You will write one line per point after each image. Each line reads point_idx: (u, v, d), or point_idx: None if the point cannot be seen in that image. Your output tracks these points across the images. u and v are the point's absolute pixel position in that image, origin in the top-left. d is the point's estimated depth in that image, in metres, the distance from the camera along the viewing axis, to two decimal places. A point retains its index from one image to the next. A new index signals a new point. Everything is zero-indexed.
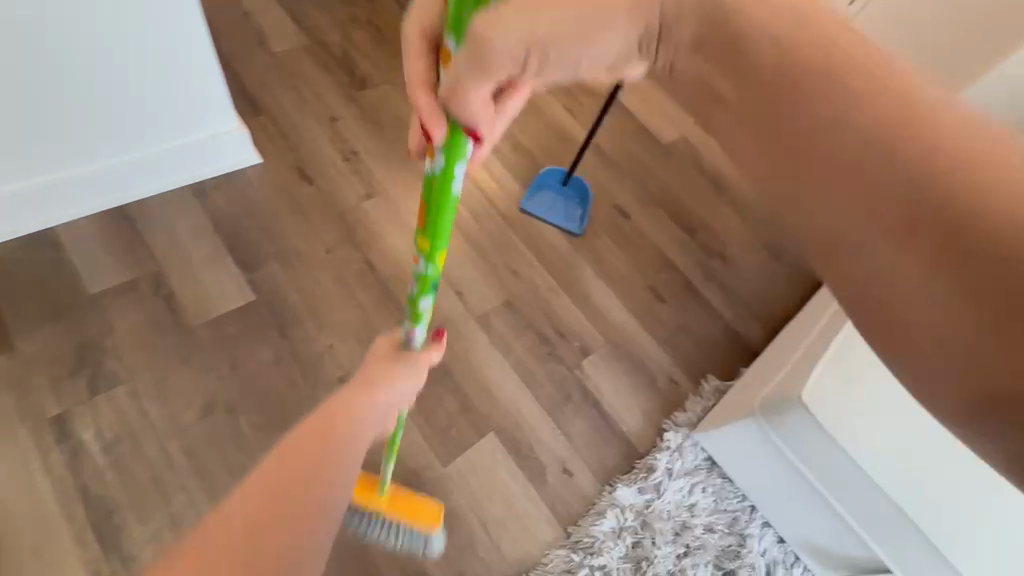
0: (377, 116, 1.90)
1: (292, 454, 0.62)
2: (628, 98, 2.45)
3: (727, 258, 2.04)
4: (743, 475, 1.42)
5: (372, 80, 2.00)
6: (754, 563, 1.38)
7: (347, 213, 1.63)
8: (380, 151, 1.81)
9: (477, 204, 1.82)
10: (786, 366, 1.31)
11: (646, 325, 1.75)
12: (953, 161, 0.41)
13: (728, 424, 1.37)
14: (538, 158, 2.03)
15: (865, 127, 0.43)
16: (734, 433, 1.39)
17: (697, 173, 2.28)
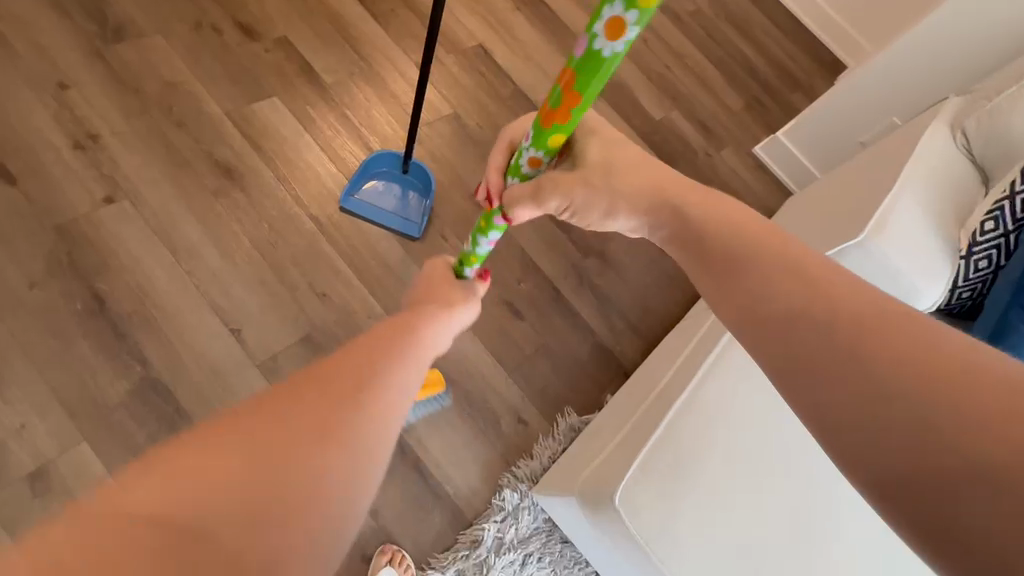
0: (136, 81, 1.41)
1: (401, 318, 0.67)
2: (505, 54, 2.01)
3: (605, 258, 1.75)
4: (580, 544, 1.20)
5: (137, 28, 1.48)
6: None
7: (70, 226, 1.19)
8: (135, 133, 1.35)
9: (277, 204, 1.41)
10: (613, 440, 1.07)
11: (495, 351, 1.45)
12: (768, 260, 0.62)
13: (557, 496, 1.12)
14: (372, 139, 1.63)
15: (761, 254, 0.62)
16: (563, 503, 1.15)
17: None
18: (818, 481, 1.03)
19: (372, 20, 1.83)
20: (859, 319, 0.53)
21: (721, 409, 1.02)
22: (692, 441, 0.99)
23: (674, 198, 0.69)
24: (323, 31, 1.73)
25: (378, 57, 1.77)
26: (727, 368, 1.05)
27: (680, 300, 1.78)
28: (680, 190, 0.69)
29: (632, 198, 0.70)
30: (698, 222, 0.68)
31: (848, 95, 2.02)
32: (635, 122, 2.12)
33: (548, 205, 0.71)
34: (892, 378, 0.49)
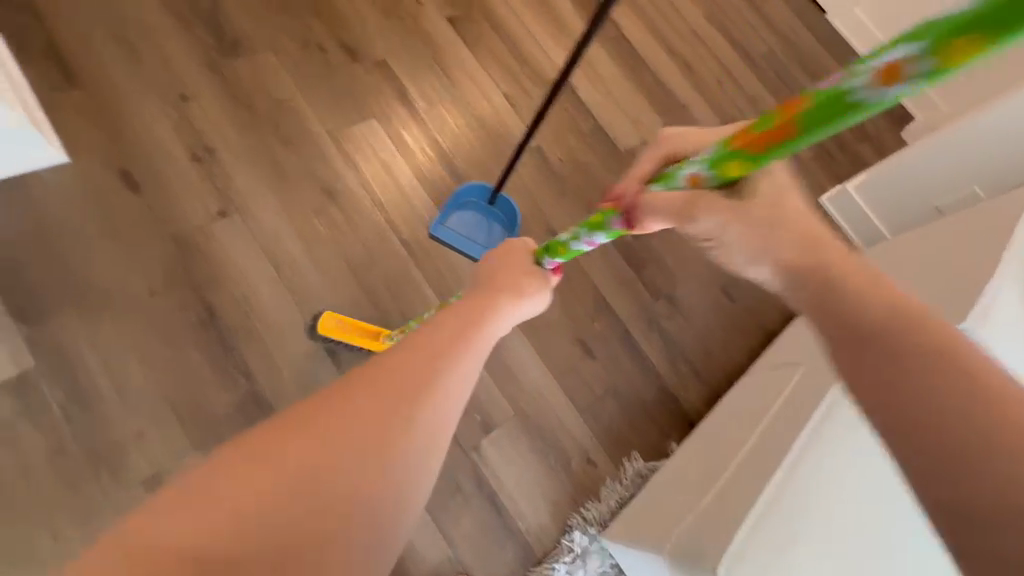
0: (249, 97, 1.46)
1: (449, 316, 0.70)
2: (585, 88, 2.05)
3: (674, 302, 1.76)
4: None
5: (250, 44, 1.53)
6: None
7: (187, 237, 1.24)
8: (247, 149, 1.39)
9: (372, 226, 1.45)
10: (699, 506, 1.10)
11: (568, 390, 1.48)
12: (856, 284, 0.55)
13: (636, 550, 1.17)
14: (460, 167, 1.66)
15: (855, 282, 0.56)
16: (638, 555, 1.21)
17: None
18: (904, 561, 1.04)
19: (463, 47, 1.88)
20: (949, 359, 0.48)
21: (817, 486, 1.04)
22: (788, 526, 0.99)
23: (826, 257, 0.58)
24: (419, 56, 1.78)
25: (468, 85, 1.81)
26: (820, 444, 1.07)
27: (744, 349, 1.79)
28: (833, 251, 0.58)
29: (784, 241, 0.60)
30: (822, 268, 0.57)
31: (921, 162, 2.04)
32: None
33: (692, 226, 0.64)
34: (1011, 457, 0.43)
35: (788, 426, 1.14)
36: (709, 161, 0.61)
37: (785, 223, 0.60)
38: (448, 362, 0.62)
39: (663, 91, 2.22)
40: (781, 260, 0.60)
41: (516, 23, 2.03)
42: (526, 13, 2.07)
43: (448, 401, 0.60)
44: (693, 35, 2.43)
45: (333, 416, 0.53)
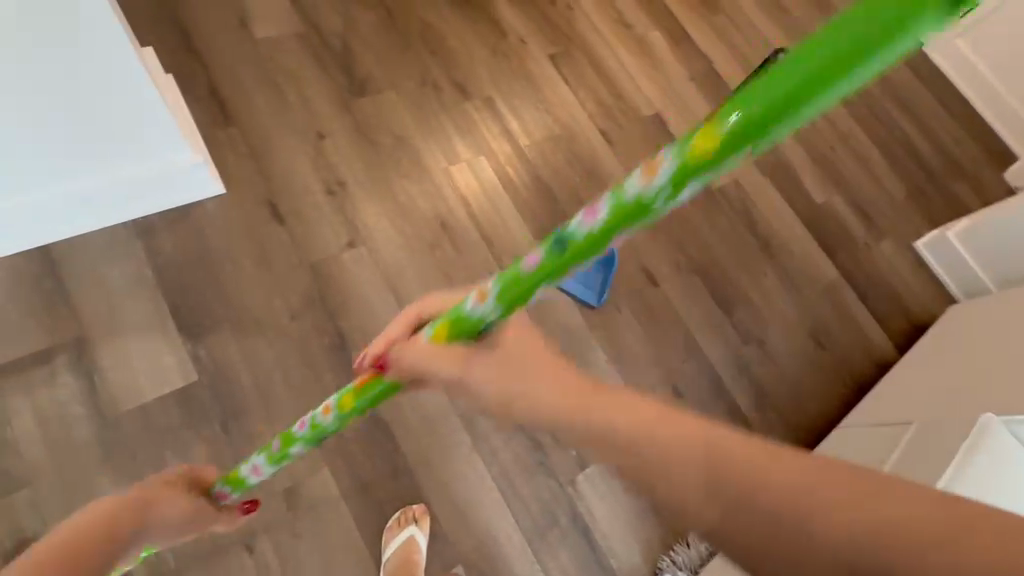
0: (373, 133, 1.58)
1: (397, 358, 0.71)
2: (678, 124, 2.06)
3: (764, 345, 1.75)
4: None
5: (374, 83, 1.65)
6: None
7: (322, 266, 1.36)
8: (372, 183, 1.51)
9: (481, 260, 1.53)
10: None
11: None
12: (762, 489, 0.47)
13: None
14: (559, 202, 1.72)
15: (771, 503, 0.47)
16: None
17: (744, 231, 1.94)
18: None
19: (563, 84, 1.94)
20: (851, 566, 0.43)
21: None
22: None
23: (750, 472, 0.48)
24: (523, 93, 1.85)
25: (566, 121, 1.87)
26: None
27: (833, 400, 1.75)
28: (754, 458, 0.49)
29: (610, 422, 0.56)
30: (738, 472, 0.49)
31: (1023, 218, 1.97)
32: (798, 204, 2.08)
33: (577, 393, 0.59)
34: None
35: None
36: (638, 201, 0.46)
37: (612, 397, 0.57)
38: None
39: None
40: (628, 424, 0.55)
41: (612, 60, 2.08)
42: (621, 50, 2.12)
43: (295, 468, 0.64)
44: None
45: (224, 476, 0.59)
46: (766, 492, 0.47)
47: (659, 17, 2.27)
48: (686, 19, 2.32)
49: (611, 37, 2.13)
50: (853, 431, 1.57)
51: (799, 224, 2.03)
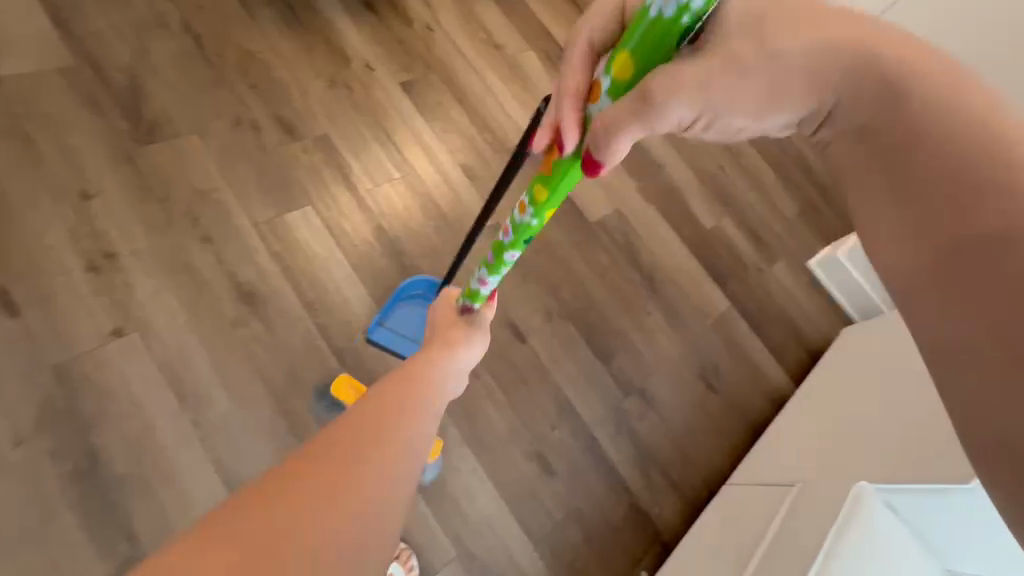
0: (162, 187, 1.31)
1: (364, 422, 0.53)
2: None
3: (647, 396, 1.59)
4: None
5: (168, 125, 1.38)
6: None
7: (72, 367, 1.09)
8: (155, 250, 1.24)
9: (300, 335, 1.28)
10: None
11: (522, 518, 1.31)
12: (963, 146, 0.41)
13: None
14: (406, 253, 1.49)
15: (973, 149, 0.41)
16: None
17: (628, 264, 1.77)
18: None
19: (417, 114, 1.73)
20: (960, 164, 0.41)
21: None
22: None
23: (863, 45, 0.47)
24: (366, 127, 1.62)
25: (419, 157, 1.66)
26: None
27: (725, 450, 1.62)
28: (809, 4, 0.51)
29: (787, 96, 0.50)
30: (885, 72, 0.46)
31: None
32: (686, 229, 1.93)
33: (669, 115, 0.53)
34: None
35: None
36: (658, 21, 0.52)
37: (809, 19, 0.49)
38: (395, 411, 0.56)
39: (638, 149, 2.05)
40: (806, 100, 0.50)
41: (477, 85, 1.89)
42: (488, 73, 1.94)
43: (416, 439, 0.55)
44: None
45: (294, 496, 0.41)
46: (922, 156, 0.43)
47: (532, 35, 2.10)
48: (563, 36, 2.16)
49: (477, 60, 1.94)
50: (733, 495, 1.40)
51: (687, 253, 1.88)
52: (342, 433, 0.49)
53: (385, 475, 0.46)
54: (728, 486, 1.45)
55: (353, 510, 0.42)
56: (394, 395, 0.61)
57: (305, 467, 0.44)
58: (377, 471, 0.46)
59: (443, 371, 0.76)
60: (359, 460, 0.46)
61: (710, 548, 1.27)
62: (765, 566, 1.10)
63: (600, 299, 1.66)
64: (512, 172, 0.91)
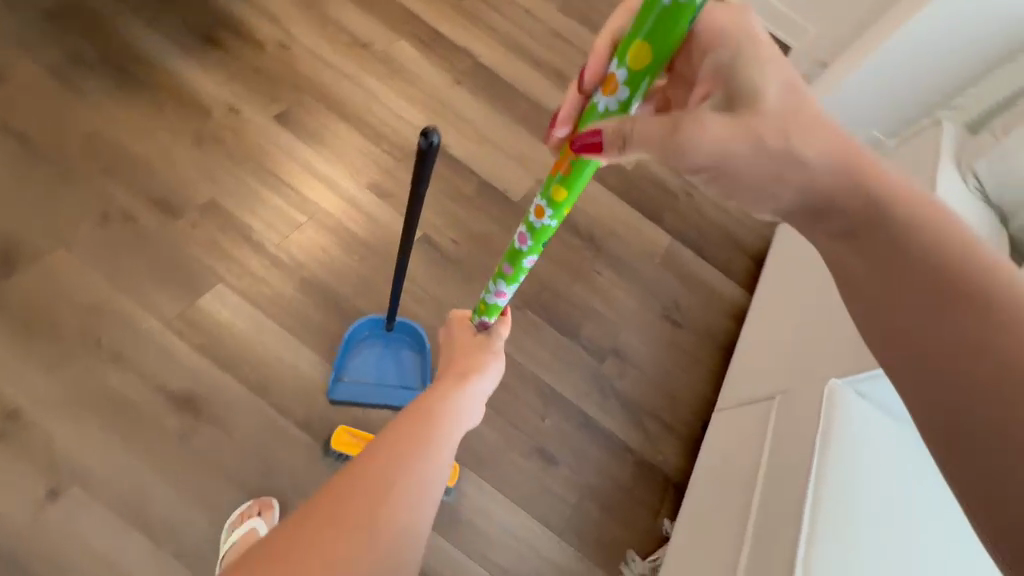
0: (46, 319, 1.18)
1: (398, 443, 0.71)
2: (457, 143, 1.81)
3: (621, 355, 1.61)
4: None
5: (29, 250, 1.24)
6: None
7: (25, 541, 1.03)
8: (63, 390, 1.13)
9: (257, 421, 1.20)
10: None
11: (539, 515, 1.34)
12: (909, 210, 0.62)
13: None
14: (340, 296, 1.41)
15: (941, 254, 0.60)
16: None
17: (565, 233, 1.75)
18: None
19: (303, 145, 1.59)
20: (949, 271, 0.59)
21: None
22: None
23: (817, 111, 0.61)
24: (252, 178, 1.49)
25: (320, 191, 1.54)
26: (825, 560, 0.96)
27: (706, 378, 1.67)
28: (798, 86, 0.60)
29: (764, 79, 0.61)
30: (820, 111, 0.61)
31: None
32: (610, 178, 1.92)
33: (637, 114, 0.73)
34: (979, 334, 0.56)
35: (781, 537, 1.02)
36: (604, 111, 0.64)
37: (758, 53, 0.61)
38: (426, 433, 0.74)
39: (541, 111, 1.98)
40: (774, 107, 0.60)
41: (356, 94, 1.76)
42: (364, 77, 1.80)
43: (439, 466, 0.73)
44: (556, 32, 2.17)
45: (348, 502, 0.65)
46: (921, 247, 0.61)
47: (396, 21, 1.95)
48: (430, 13, 2.02)
49: (348, 67, 1.79)
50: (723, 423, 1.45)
51: (617, 202, 1.88)
52: (411, 432, 0.73)
53: (433, 466, 0.71)
54: (717, 415, 1.50)
55: (373, 503, 0.65)
56: (431, 402, 0.80)
57: (388, 458, 0.69)
58: (406, 487, 0.68)
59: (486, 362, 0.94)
60: (392, 488, 0.67)
61: (717, 479, 1.31)
62: (766, 484, 1.14)
63: (548, 277, 1.64)
64: (415, 210, 0.81)
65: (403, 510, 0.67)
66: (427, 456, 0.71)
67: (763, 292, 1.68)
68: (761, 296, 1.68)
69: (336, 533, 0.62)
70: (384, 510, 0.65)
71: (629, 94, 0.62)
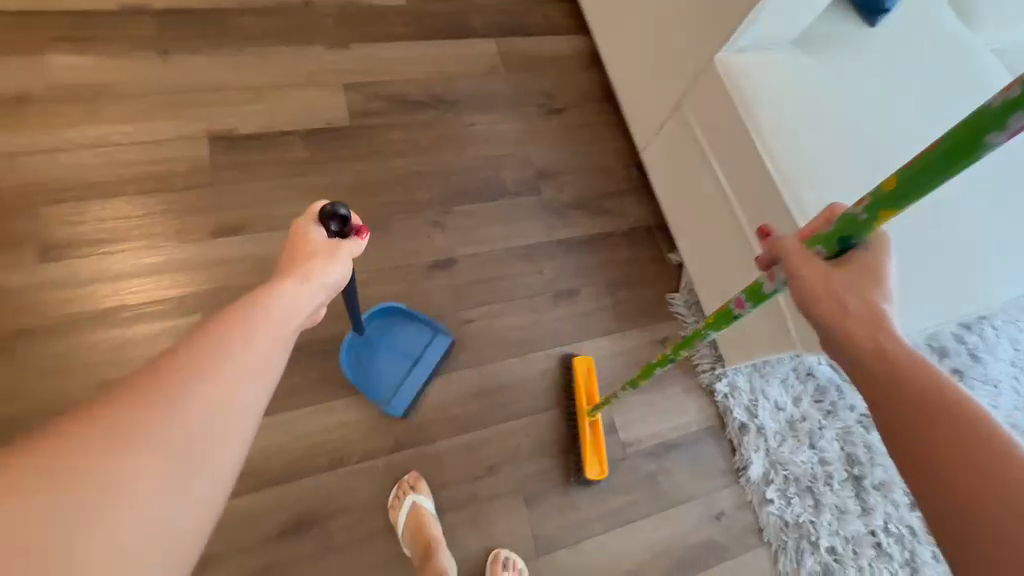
0: None
1: (184, 366, 0.55)
2: (240, 118, 1.46)
3: (544, 173, 1.63)
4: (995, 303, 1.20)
5: None
6: (844, 396, 1.50)
7: None
8: None
9: (358, 480, 1.20)
10: (783, 311, 1.21)
11: (599, 331, 1.47)
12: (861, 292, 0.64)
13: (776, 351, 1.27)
14: (303, 340, 1.27)
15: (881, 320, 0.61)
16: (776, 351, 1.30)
17: (410, 118, 1.59)
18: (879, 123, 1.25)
19: (110, 257, 1.26)
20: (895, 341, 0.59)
21: (821, 199, 1.16)
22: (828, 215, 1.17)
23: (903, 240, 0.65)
24: (111, 331, 1.21)
25: (174, 281, 1.28)
26: (795, 178, 1.19)
27: (615, 132, 1.74)
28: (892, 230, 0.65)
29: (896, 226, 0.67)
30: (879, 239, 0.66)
31: None
32: (395, 29, 1.67)
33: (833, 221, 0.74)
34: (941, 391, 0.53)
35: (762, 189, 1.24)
36: (890, 186, 0.62)
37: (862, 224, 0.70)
38: (225, 351, 0.58)
39: (267, 11, 1.58)
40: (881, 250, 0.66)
41: (89, 160, 1.33)
42: (75, 136, 1.35)
43: (245, 390, 0.57)
44: None
45: (117, 439, 0.48)
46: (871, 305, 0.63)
47: (24, 43, 1.39)
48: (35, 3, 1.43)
49: (44, 141, 1.33)
50: (652, 151, 1.58)
51: (422, 47, 1.67)
52: (177, 362, 0.55)
53: (223, 389, 0.56)
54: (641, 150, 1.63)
55: (167, 441, 0.51)
56: (244, 304, 0.65)
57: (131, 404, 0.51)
58: (206, 407, 0.54)
59: (324, 257, 0.79)
60: (184, 412, 0.52)
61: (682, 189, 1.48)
62: (724, 164, 1.33)
63: (436, 167, 1.55)
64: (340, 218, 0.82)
65: (176, 430, 0.51)
66: (236, 385, 0.57)
67: (599, 27, 1.70)
68: (599, 32, 1.69)
69: (89, 464, 0.46)
70: (149, 446, 0.49)
71: (930, 176, 0.58)
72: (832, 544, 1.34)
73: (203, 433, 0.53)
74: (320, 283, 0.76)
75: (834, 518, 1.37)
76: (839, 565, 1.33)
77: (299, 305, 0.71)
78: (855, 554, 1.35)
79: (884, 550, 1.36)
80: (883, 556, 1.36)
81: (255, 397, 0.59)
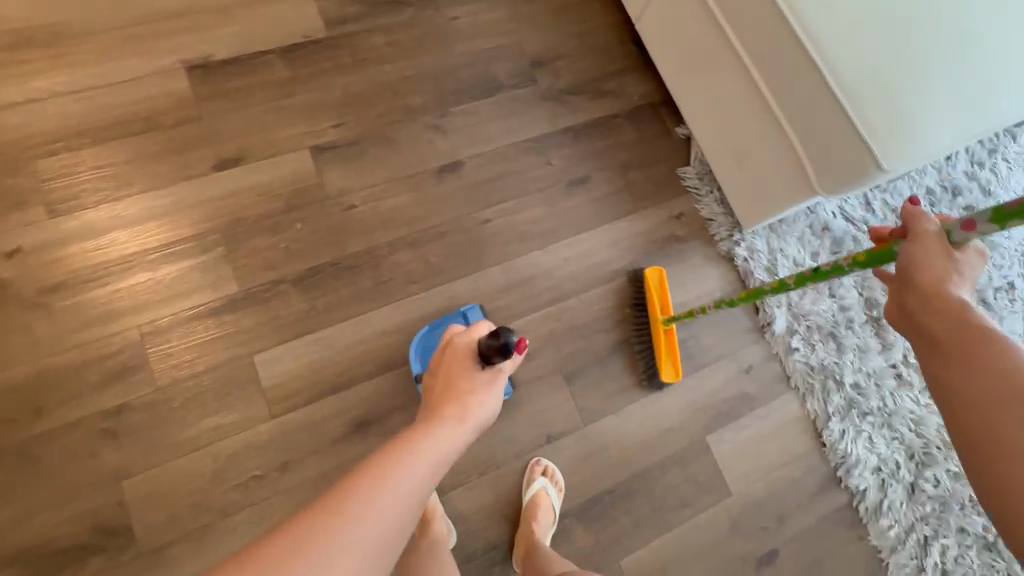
0: (189, 519, 1.11)
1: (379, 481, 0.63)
2: (213, 43, 1.37)
3: (538, 61, 1.55)
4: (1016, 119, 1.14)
5: (89, 515, 1.08)
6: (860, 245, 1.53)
7: None
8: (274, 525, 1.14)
9: (407, 380, 1.26)
10: (801, 155, 1.19)
11: (616, 215, 1.47)
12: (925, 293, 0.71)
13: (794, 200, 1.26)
14: (331, 262, 1.30)
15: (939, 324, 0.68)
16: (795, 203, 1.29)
17: (390, 19, 1.49)
18: None
19: (120, 204, 1.24)
20: (948, 342, 0.66)
21: (832, 27, 1.09)
22: (844, 41, 1.08)
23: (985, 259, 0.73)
24: (138, 274, 1.21)
25: (190, 220, 1.26)
26: (809, 11, 1.10)
27: (606, 7, 1.64)
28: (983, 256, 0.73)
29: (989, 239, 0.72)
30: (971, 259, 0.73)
31: None
32: None
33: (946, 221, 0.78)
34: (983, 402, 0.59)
35: (772, 32, 1.15)
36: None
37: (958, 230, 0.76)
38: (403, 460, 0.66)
39: None
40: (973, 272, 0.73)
41: (69, 107, 1.27)
42: (46, 84, 1.28)
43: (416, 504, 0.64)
44: None
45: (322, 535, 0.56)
46: (930, 310, 0.69)
47: None
48: None
49: (15, 93, 1.26)
50: (648, 18, 1.48)
51: None
52: (376, 469, 0.64)
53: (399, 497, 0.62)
54: (636, 20, 1.52)
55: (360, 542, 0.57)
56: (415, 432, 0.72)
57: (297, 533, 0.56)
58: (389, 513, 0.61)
59: (476, 392, 0.81)
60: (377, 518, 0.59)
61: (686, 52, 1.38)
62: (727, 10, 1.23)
63: (427, 70, 1.48)
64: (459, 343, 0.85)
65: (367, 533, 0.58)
66: (409, 498, 0.63)
67: None
68: None
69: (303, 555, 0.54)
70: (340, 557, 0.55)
71: None
72: (856, 380, 1.42)
73: (387, 533, 0.59)
74: (475, 419, 0.78)
75: (856, 357, 1.44)
76: (863, 397, 1.42)
77: (452, 443, 0.74)
78: (878, 387, 1.43)
79: (905, 380, 1.45)
80: (905, 385, 1.45)
81: (397, 525, 0.61)
